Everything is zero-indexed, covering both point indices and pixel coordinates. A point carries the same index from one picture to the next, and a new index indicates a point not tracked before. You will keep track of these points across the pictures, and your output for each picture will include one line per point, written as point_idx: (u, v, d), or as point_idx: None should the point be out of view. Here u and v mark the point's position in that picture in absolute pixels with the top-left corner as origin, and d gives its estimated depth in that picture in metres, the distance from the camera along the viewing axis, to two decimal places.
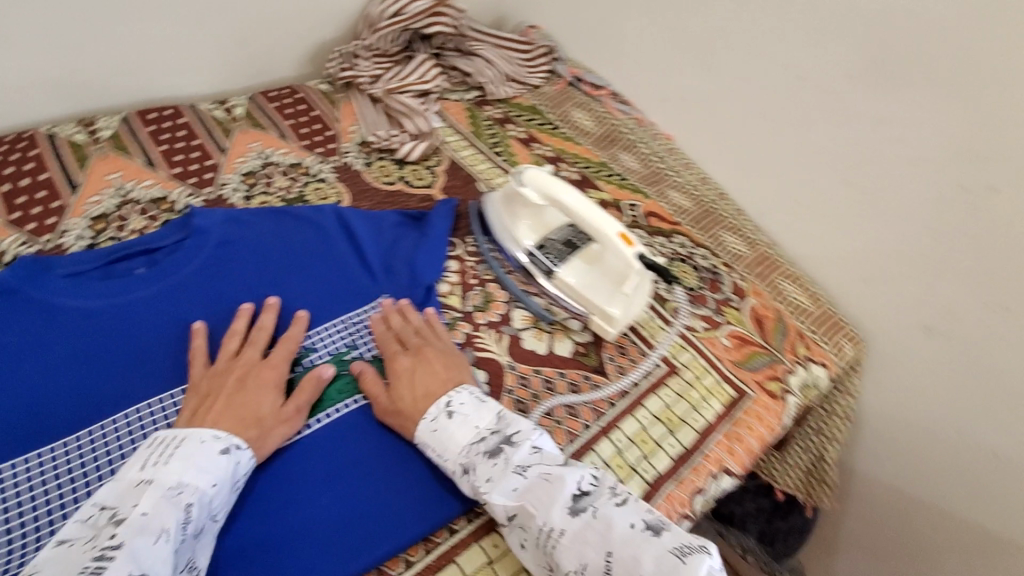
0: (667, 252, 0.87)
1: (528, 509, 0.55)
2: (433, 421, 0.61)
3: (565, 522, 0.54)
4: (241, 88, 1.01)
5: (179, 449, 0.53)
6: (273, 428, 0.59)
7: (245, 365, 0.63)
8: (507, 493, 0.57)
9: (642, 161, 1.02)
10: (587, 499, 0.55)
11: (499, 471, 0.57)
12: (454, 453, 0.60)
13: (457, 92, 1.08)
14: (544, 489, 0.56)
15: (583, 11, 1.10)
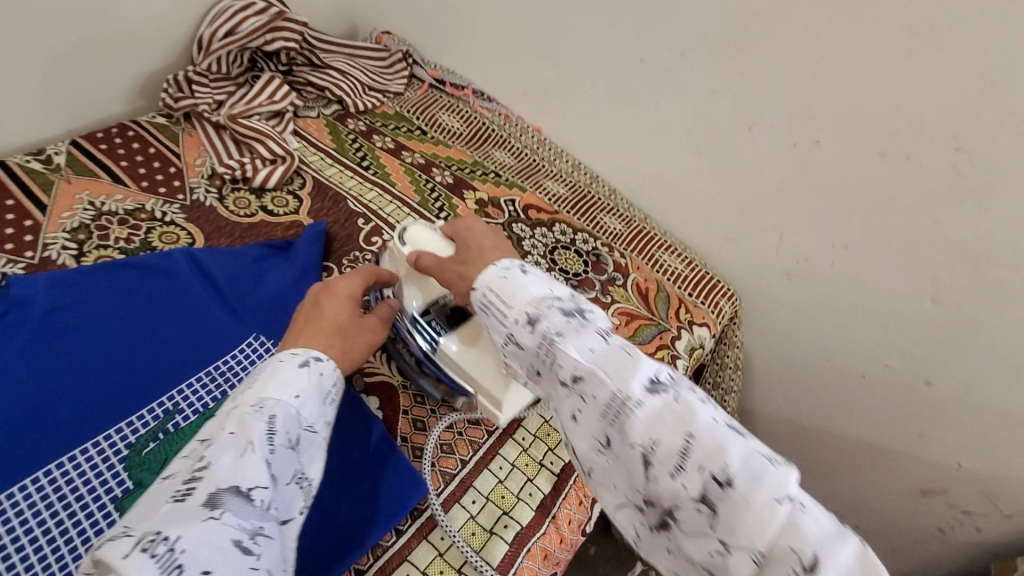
0: (549, 243, 0.89)
1: (599, 375, 0.47)
2: (505, 272, 0.56)
3: (642, 397, 0.46)
4: (63, 134, 0.90)
5: (263, 371, 0.51)
6: (357, 339, 0.59)
7: (316, 287, 0.62)
8: (584, 350, 0.49)
9: (516, 155, 1.04)
10: (668, 384, 0.47)
11: (574, 330, 0.50)
12: (522, 302, 0.53)
13: (315, 109, 1.02)
14: (622, 359, 0.48)
15: (431, 13, 1.08)
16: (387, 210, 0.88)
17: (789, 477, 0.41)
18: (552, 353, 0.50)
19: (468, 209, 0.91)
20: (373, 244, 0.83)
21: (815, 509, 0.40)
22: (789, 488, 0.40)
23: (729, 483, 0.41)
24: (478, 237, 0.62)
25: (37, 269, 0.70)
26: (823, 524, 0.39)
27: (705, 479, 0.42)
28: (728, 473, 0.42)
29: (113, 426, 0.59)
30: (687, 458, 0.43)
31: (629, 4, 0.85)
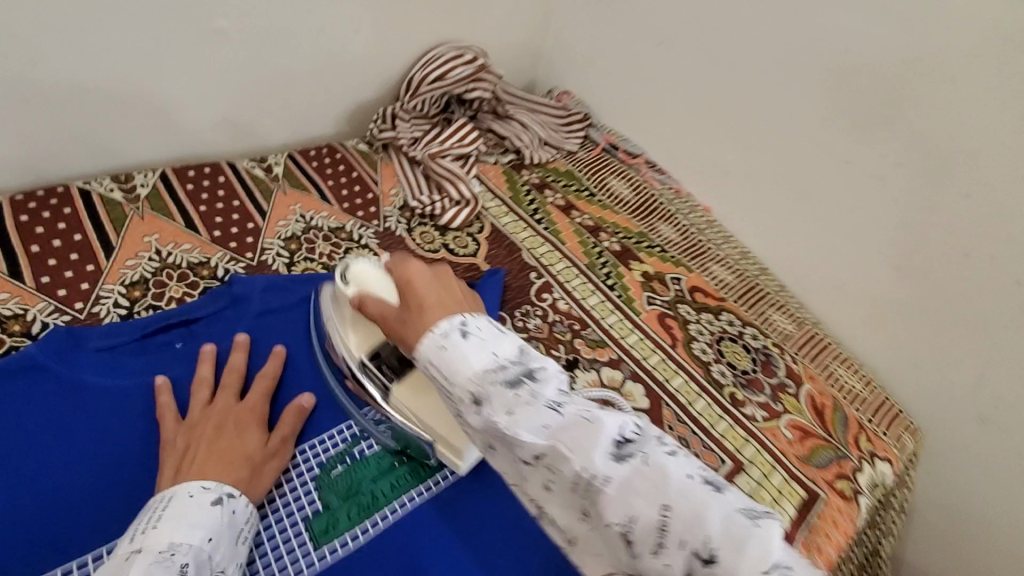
0: (714, 331, 0.85)
1: (560, 452, 0.42)
2: (443, 339, 0.49)
3: (608, 469, 0.40)
4: (280, 147, 0.98)
5: (168, 509, 0.48)
6: (266, 467, 0.57)
7: (221, 411, 0.59)
8: (536, 429, 0.43)
9: (680, 232, 1.01)
10: (634, 442, 0.42)
11: (526, 407, 0.44)
12: (465, 379, 0.47)
13: (493, 155, 1.06)
14: (583, 433, 0.42)
15: (620, 81, 1.11)
16: (556, 267, 0.88)
17: (774, 538, 0.36)
18: (503, 434, 0.45)
19: (634, 280, 0.90)
20: (542, 300, 0.83)
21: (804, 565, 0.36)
22: (778, 554, 0.35)
23: (716, 561, 0.36)
24: (425, 290, 0.55)
25: (255, 270, 0.74)
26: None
27: (688, 554, 0.37)
28: (712, 549, 0.36)
29: (307, 440, 0.62)
30: (666, 533, 0.38)
31: (848, 107, 0.83)
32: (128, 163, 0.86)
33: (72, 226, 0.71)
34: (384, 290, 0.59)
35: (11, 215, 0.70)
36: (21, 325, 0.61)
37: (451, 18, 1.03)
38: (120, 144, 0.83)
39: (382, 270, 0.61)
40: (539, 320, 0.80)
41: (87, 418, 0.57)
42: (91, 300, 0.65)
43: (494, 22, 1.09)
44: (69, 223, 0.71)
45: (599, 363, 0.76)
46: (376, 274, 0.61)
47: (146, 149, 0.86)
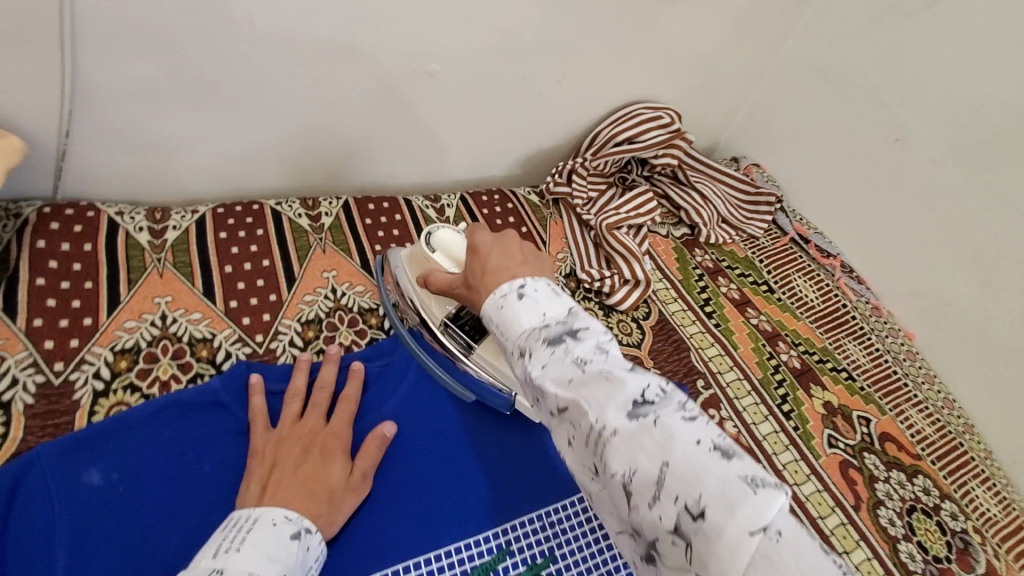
0: (905, 498, 0.72)
1: (580, 406, 0.39)
2: (501, 297, 0.47)
3: (618, 422, 0.37)
4: (454, 185, 0.97)
5: (250, 534, 0.45)
6: (343, 500, 0.54)
7: (308, 432, 0.57)
8: (561, 382, 0.40)
9: (873, 357, 0.87)
10: (652, 403, 0.38)
11: (557, 361, 0.41)
12: (513, 334, 0.45)
13: (666, 227, 0.98)
14: (604, 389, 0.38)
15: (824, 169, 0.99)
16: (725, 376, 0.79)
17: (772, 502, 0.32)
18: (535, 388, 0.42)
19: (815, 412, 0.78)
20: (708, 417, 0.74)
21: (804, 545, 0.31)
22: (770, 518, 0.32)
23: (704, 518, 0.32)
24: (488, 249, 0.54)
25: None
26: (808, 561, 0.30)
27: (679, 510, 0.34)
28: (702, 504, 0.33)
29: (457, 540, 0.57)
30: (662, 488, 0.34)
31: None
32: (318, 186, 0.87)
33: (262, 250, 0.73)
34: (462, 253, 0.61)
35: (212, 230, 0.73)
36: (207, 351, 0.63)
37: (652, 76, 0.96)
38: (314, 170, 0.85)
39: (464, 236, 0.64)
40: None
41: None
42: (271, 333, 0.66)
43: (694, 85, 1.01)
44: (260, 246, 0.73)
45: None
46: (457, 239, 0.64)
47: (337, 175, 0.87)
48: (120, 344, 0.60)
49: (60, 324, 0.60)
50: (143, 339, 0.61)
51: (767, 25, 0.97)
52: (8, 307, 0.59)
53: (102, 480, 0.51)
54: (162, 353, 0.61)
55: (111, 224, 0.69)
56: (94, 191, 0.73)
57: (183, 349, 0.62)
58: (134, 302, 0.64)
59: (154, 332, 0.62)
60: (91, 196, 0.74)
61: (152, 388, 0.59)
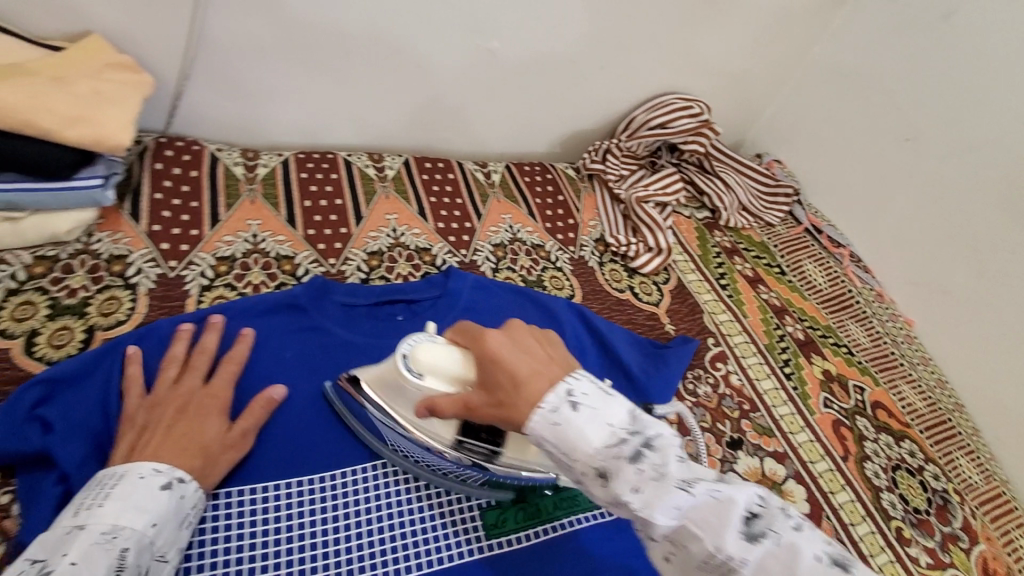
0: (891, 457, 0.80)
1: (690, 531, 0.39)
2: (552, 412, 0.43)
3: (735, 549, 0.37)
4: (499, 157, 1.07)
5: (115, 487, 0.46)
6: (221, 461, 0.54)
7: (186, 394, 0.57)
8: (667, 509, 0.39)
9: (872, 337, 0.95)
10: (761, 518, 0.38)
11: (651, 484, 0.39)
12: (583, 455, 0.42)
13: (689, 209, 1.07)
14: (713, 513, 0.38)
15: (842, 166, 1.08)
16: (734, 339, 0.87)
17: None
18: (634, 515, 0.40)
19: (814, 376, 0.87)
20: (716, 369, 0.82)
21: None
22: None
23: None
24: (499, 361, 0.47)
25: (465, 267, 0.82)
26: None
27: None
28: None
29: None
30: None
31: None
32: (381, 145, 0.98)
33: (336, 191, 0.84)
34: (468, 371, 0.52)
35: (294, 170, 0.84)
36: (290, 266, 0.74)
37: (688, 70, 1.05)
38: (381, 130, 0.95)
39: (446, 345, 0.54)
40: (710, 387, 0.79)
41: (327, 362, 0.67)
42: (341, 258, 0.77)
43: (725, 81, 1.10)
44: (334, 187, 0.84)
45: (764, 451, 0.76)
46: (443, 355, 0.54)
47: (399, 137, 0.98)
48: (220, 252, 0.72)
49: (173, 232, 0.71)
50: (238, 251, 0.73)
51: (797, 30, 1.06)
52: (133, 212, 0.71)
53: None
54: (254, 264, 0.72)
55: (212, 156, 0.81)
56: (196, 129, 0.85)
57: (270, 263, 0.73)
58: (231, 221, 0.75)
59: (247, 246, 0.74)
60: (192, 134, 0.85)
61: (246, 288, 0.70)
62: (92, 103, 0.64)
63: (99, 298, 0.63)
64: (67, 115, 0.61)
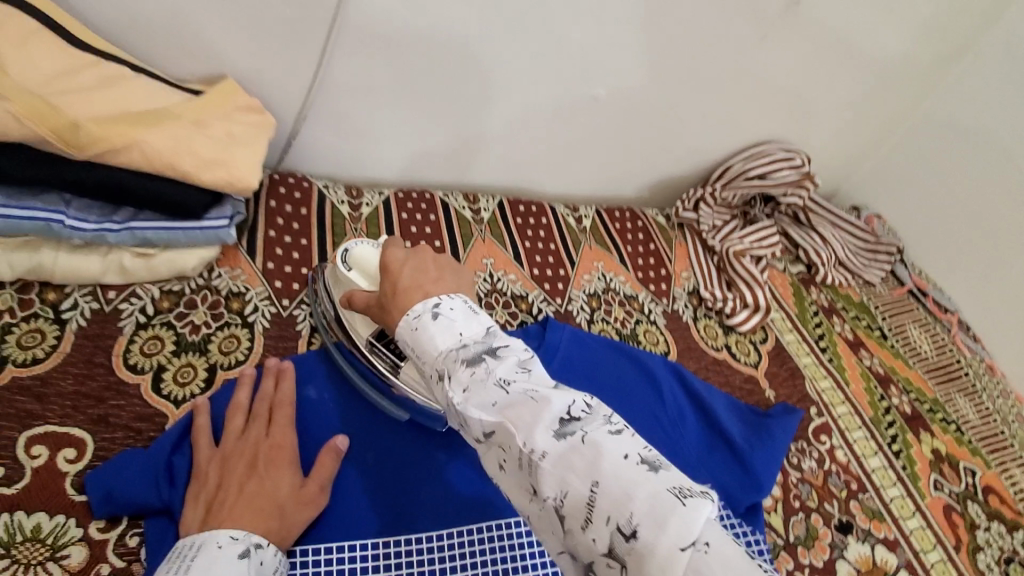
0: (1005, 549, 0.74)
1: (506, 430, 0.37)
2: (416, 318, 0.45)
3: (546, 445, 0.36)
4: (587, 199, 1.06)
5: (195, 559, 0.44)
6: (292, 519, 0.52)
7: (252, 444, 0.55)
8: (485, 406, 0.39)
9: (981, 414, 0.89)
10: (579, 421, 0.37)
11: (478, 384, 0.39)
12: (430, 357, 0.43)
13: (783, 263, 1.02)
14: (530, 410, 0.37)
15: (952, 228, 1.04)
16: (838, 409, 0.83)
17: (700, 514, 0.32)
18: (457, 413, 0.40)
19: (923, 455, 0.81)
20: (820, 443, 0.78)
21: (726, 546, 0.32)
22: (697, 531, 0.32)
23: (637, 537, 0.32)
24: (391, 271, 0.51)
25: (560, 316, 0.81)
26: (733, 564, 0.31)
27: (611, 529, 0.33)
28: (634, 524, 0.32)
29: None
30: (594, 508, 0.34)
31: None
32: (474, 185, 0.98)
33: (435, 232, 0.84)
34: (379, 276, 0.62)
35: (395, 210, 0.85)
36: None
37: (789, 121, 1.02)
38: (477, 170, 0.96)
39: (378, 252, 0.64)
40: (814, 462, 0.75)
41: None
42: None
43: (827, 132, 1.06)
44: (433, 229, 0.85)
45: (874, 538, 0.70)
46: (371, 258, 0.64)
47: (492, 178, 0.98)
48: None
49: (285, 270, 0.73)
50: None
51: (908, 82, 1.01)
52: (249, 249, 0.73)
53: (316, 395, 0.64)
54: None
55: (320, 194, 0.83)
56: (302, 165, 0.87)
57: None
58: (337, 260, 0.77)
59: None
60: (300, 169, 0.87)
61: None
62: (226, 145, 0.67)
63: (219, 336, 0.65)
64: (207, 158, 0.64)
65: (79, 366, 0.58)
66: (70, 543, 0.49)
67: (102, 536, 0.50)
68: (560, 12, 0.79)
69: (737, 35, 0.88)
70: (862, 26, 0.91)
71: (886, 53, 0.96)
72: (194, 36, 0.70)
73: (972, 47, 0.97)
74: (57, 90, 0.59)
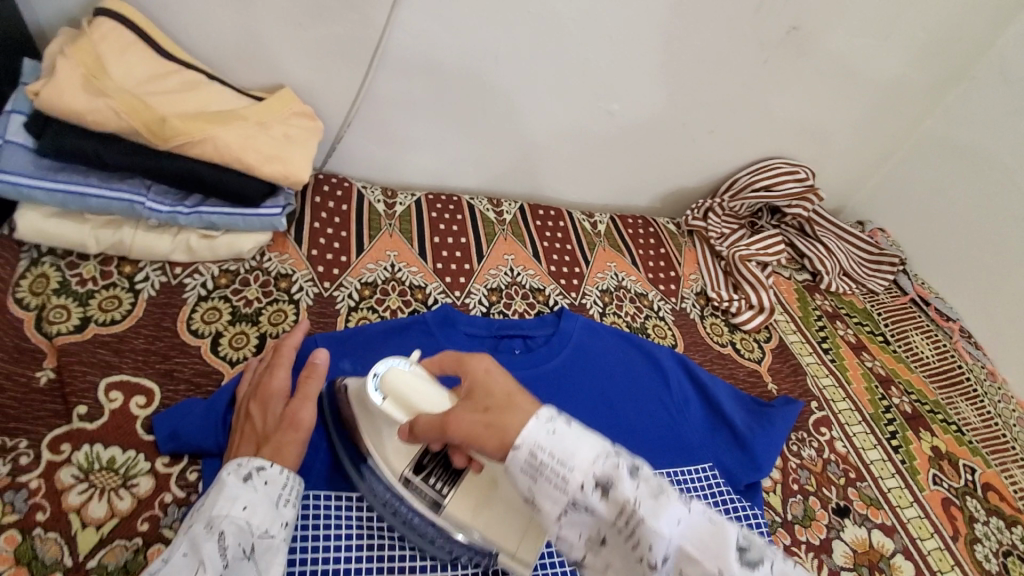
0: (1003, 542, 0.77)
1: (690, 553, 0.40)
2: (549, 424, 0.42)
3: (737, 570, 0.39)
4: (603, 208, 1.13)
5: (213, 485, 0.49)
6: (283, 442, 0.54)
7: (252, 387, 0.58)
8: (672, 524, 0.39)
9: (982, 416, 0.92)
10: (747, 545, 0.41)
11: (658, 499, 0.40)
12: (588, 468, 0.40)
13: (789, 270, 1.08)
14: (710, 533, 0.40)
15: (955, 243, 1.09)
16: (839, 405, 0.87)
17: None
18: (629, 529, 0.39)
19: (922, 451, 0.84)
20: (820, 434, 0.82)
21: None
22: None
23: None
24: (484, 378, 0.46)
25: (575, 308, 0.88)
26: None
27: None
28: None
29: None
30: None
31: None
32: (498, 191, 1.06)
33: (461, 230, 0.92)
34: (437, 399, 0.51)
35: (426, 210, 0.93)
36: (422, 295, 0.82)
37: (794, 139, 1.09)
38: (501, 177, 1.04)
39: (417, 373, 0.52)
40: (814, 451, 0.79)
41: None
42: (466, 291, 0.85)
43: (832, 149, 1.12)
44: (460, 227, 0.93)
45: (871, 522, 0.74)
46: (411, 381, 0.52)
47: (515, 185, 1.06)
48: (365, 278, 0.81)
49: (327, 256, 0.81)
50: (379, 278, 0.82)
51: (910, 104, 1.07)
52: (297, 238, 0.81)
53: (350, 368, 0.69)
54: (392, 291, 0.81)
55: (359, 194, 0.91)
56: (344, 168, 0.96)
57: (405, 290, 0.82)
58: (373, 251, 0.85)
59: (387, 275, 0.82)
60: (341, 172, 0.97)
61: (386, 311, 0.78)
62: (283, 143, 0.76)
63: (268, 310, 0.73)
64: (267, 153, 0.73)
65: (150, 329, 0.66)
66: (138, 474, 0.56)
67: (167, 470, 0.57)
68: (580, 36, 0.88)
69: (744, 59, 0.95)
70: (861, 51, 0.98)
71: (886, 77, 1.02)
72: (259, 50, 0.81)
73: (970, 72, 1.04)
74: (146, 92, 0.69)
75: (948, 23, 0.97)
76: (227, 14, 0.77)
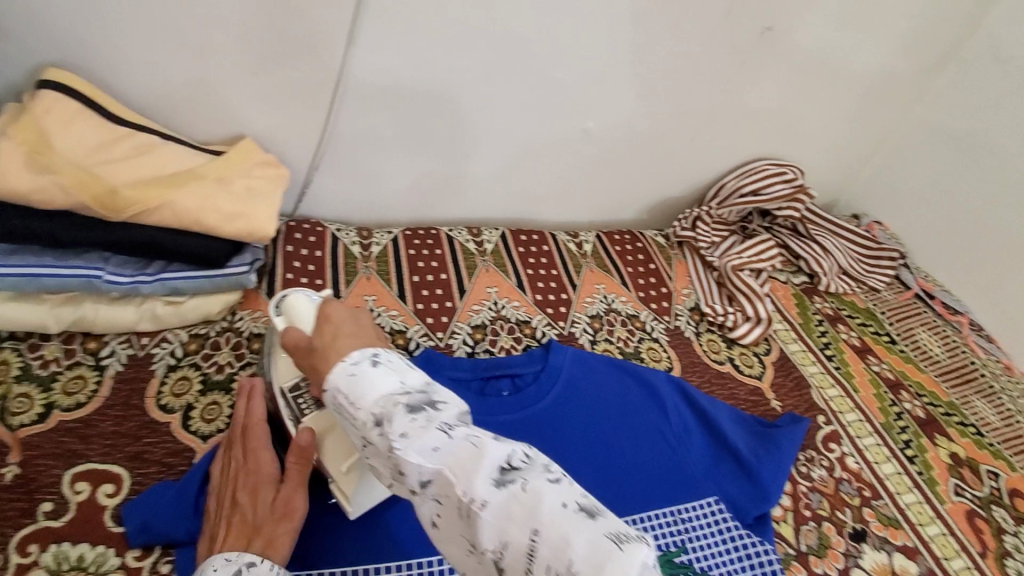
0: None
1: (445, 477, 0.39)
2: (353, 365, 0.45)
3: (486, 493, 0.37)
4: (588, 225, 1.10)
5: None
6: (275, 534, 0.51)
7: (235, 470, 0.56)
8: (426, 452, 0.39)
9: (1002, 415, 0.88)
10: (517, 470, 0.38)
11: (419, 430, 0.40)
12: (365, 403, 0.43)
13: (785, 274, 1.04)
14: (468, 456, 0.38)
15: (956, 232, 1.05)
16: (847, 416, 0.83)
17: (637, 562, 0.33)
18: (393, 458, 0.41)
19: (941, 460, 0.80)
20: (830, 451, 0.78)
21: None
22: None
23: None
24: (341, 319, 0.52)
25: (564, 339, 0.85)
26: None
27: None
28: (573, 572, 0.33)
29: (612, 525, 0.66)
30: (533, 558, 0.35)
31: None
32: (479, 218, 1.03)
33: (441, 266, 0.89)
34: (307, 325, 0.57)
35: (403, 247, 0.91)
36: (403, 340, 0.79)
37: (780, 138, 1.05)
38: (480, 204, 1.01)
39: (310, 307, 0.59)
40: (825, 471, 0.76)
41: None
42: (449, 331, 0.82)
43: (820, 145, 1.08)
44: (439, 262, 0.90)
45: (891, 545, 0.70)
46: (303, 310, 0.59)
47: (495, 211, 1.03)
48: None
49: None
50: None
51: (898, 92, 1.04)
52: (270, 292, 0.78)
53: None
54: None
55: (333, 237, 0.88)
56: (317, 210, 0.93)
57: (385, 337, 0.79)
58: (350, 298, 0.82)
59: None
60: (314, 214, 0.94)
61: None
62: (246, 199, 0.73)
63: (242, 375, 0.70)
64: (228, 211, 0.70)
65: (117, 408, 0.64)
66: (109, 570, 0.54)
67: (138, 564, 0.55)
68: (548, 57, 0.85)
69: (721, 63, 0.92)
70: (843, 44, 0.95)
71: (870, 67, 0.99)
72: (216, 102, 0.78)
73: (959, 53, 1.00)
74: (96, 161, 0.66)
75: (930, 7, 0.93)
76: (177, 69, 0.74)
